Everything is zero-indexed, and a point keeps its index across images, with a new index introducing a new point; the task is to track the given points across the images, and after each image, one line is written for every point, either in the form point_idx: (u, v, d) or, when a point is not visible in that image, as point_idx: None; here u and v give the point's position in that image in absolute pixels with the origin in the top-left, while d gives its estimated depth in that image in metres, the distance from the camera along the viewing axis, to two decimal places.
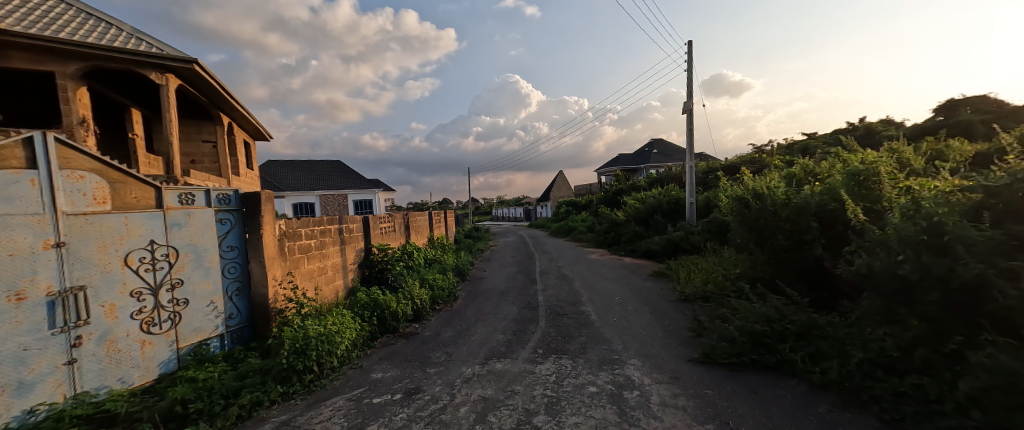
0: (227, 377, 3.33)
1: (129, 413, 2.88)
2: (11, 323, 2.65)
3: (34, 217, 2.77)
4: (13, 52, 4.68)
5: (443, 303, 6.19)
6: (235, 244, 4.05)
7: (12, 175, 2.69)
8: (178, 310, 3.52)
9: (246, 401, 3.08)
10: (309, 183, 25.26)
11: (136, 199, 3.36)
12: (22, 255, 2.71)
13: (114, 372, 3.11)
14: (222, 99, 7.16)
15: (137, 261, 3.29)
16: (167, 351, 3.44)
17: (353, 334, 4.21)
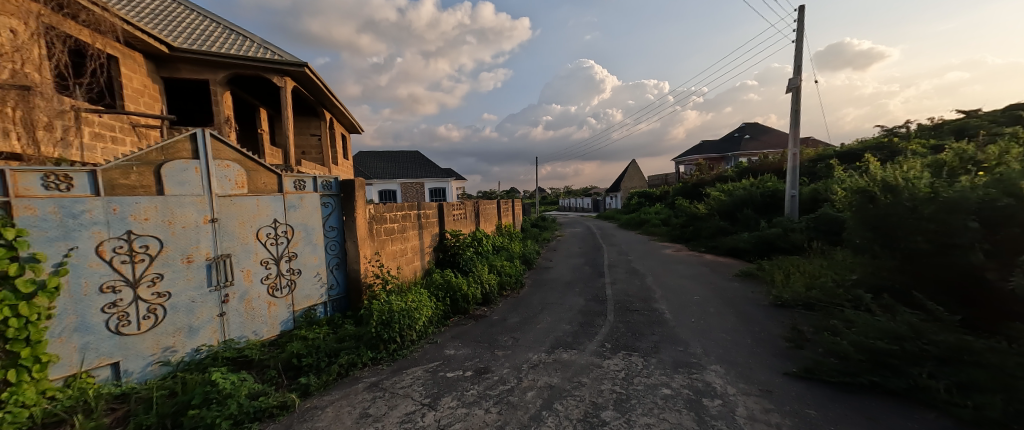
0: (329, 339, 3.90)
1: (259, 360, 3.54)
2: (184, 280, 3.45)
3: (197, 197, 3.54)
4: (183, 65, 6.06)
5: (510, 289, 6.36)
6: (336, 225, 4.66)
7: (183, 164, 3.49)
8: (294, 278, 4.21)
9: (344, 362, 3.59)
10: (392, 172, 27.68)
11: (264, 184, 4.05)
12: (191, 227, 3.49)
13: (250, 326, 3.85)
14: (325, 97, 8.20)
15: (265, 236, 3.99)
16: (286, 312, 4.14)
17: (430, 312, 4.58)
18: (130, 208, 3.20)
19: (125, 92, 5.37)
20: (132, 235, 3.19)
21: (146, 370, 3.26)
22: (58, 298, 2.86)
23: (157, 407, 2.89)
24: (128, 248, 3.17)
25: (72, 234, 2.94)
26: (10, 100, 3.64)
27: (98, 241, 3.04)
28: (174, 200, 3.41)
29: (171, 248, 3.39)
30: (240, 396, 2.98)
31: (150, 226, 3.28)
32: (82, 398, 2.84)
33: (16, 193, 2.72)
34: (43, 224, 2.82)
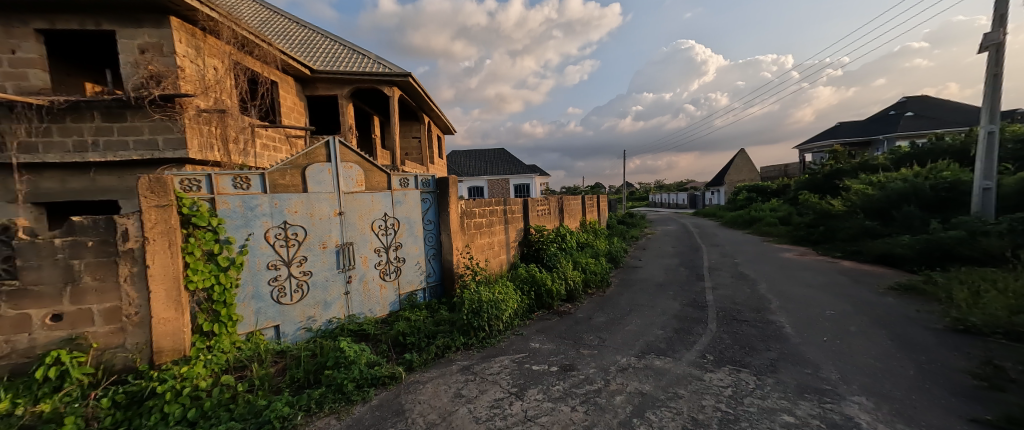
0: (428, 322, 4.29)
1: (373, 334, 4.10)
2: (321, 263, 4.13)
3: (331, 194, 4.18)
4: (319, 84, 7.43)
5: (595, 288, 6.17)
6: (433, 219, 5.09)
7: (321, 166, 4.13)
8: (399, 265, 4.74)
9: (440, 344, 3.92)
10: (480, 168, 29.05)
11: (378, 182, 4.60)
12: (326, 219, 4.15)
13: (367, 304, 4.45)
14: (426, 103, 9.12)
15: (378, 227, 4.56)
16: (393, 295, 4.69)
17: (515, 304, 4.71)
18: (287, 202, 3.90)
19: (283, 109, 6.84)
20: (287, 224, 3.91)
21: (296, 334, 4.00)
22: (242, 272, 3.64)
23: (305, 363, 3.52)
24: (285, 235, 3.89)
25: (251, 222, 3.71)
26: (211, 122, 5.32)
27: (266, 228, 3.79)
28: (315, 196, 4.07)
29: (313, 236, 4.07)
30: (360, 363, 3.49)
31: (299, 218, 3.97)
32: (256, 350, 3.57)
33: (217, 191, 3.52)
34: (233, 214, 3.60)
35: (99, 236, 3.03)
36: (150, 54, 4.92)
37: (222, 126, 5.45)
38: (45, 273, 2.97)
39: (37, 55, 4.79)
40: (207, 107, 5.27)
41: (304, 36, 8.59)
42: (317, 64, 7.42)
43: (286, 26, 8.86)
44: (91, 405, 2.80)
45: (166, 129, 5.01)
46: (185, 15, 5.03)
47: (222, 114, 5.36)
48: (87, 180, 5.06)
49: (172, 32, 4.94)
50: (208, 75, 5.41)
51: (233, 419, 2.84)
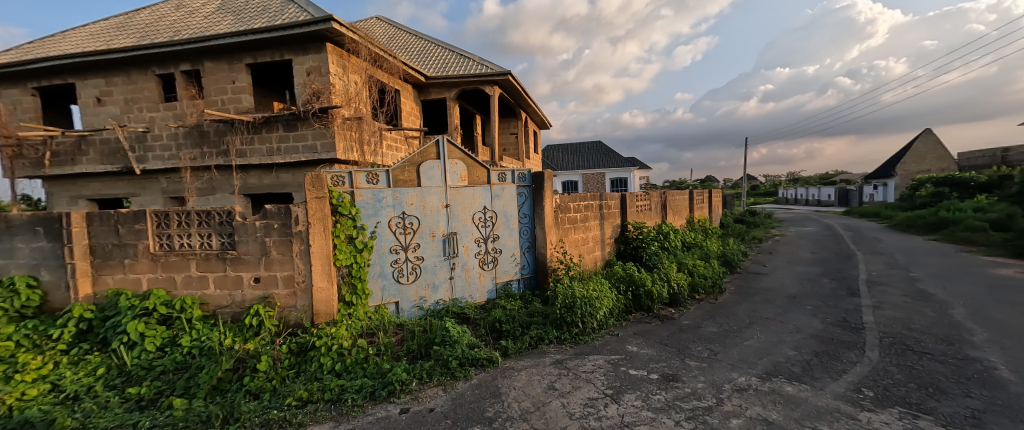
0: (521, 312, 4.46)
1: (474, 318, 4.44)
2: (430, 249, 4.61)
3: (439, 187, 4.61)
4: (432, 89, 8.45)
5: (704, 293, 5.55)
6: (529, 213, 5.19)
7: (432, 163, 4.56)
8: (496, 256, 4.97)
9: (534, 335, 4.06)
10: (574, 162, 28.84)
11: (479, 177, 4.88)
12: (435, 210, 4.61)
13: (467, 290, 4.81)
14: (520, 96, 9.73)
15: (479, 219, 4.86)
16: (490, 283, 4.96)
17: (610, 303, 4.57)
18: (405, 195, 4.44)
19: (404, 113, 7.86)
20: (405, 215, 4.45)
21: (411, 310, 4.55)
22: (372, 254, 4.29)
23: (418, 337, 3.98)
24: (403, 223, 4.44)
25: (379, 212, 4.32)
26: (352, 128, 6.42)
27: (389, 217, 4.37)
28: (426, 190, 4.55)
29: (425, 225, 4.56)
30: (462, 343, 3.80)
31: (414, 209, 4.49)
32: (381, 320, 4.17)
33: (356, 186, 4.19)
34: (366, 205, 4.24)
35: (282, 220, 3.84)
36: (313, 76, 6.15)
37: (360, 131, 6.54)
38: (249, 246, 3.89)
39: (246, 83, 6.43)
40: (350, 115, 6.34)
41: (422, 49, 9.70)
42: (430, 72, 8.47)
43: (410, 43, 10.05)
44: (274, 348, 3.55)
45: (323, 135, 6.23)
46: (336, 40, 6.15)
47: (360, 121, 6.43)
48: (273, 177, 6.60)
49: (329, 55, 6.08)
50: (350, 88, 6.54)
51: (365, 377, 3.38)
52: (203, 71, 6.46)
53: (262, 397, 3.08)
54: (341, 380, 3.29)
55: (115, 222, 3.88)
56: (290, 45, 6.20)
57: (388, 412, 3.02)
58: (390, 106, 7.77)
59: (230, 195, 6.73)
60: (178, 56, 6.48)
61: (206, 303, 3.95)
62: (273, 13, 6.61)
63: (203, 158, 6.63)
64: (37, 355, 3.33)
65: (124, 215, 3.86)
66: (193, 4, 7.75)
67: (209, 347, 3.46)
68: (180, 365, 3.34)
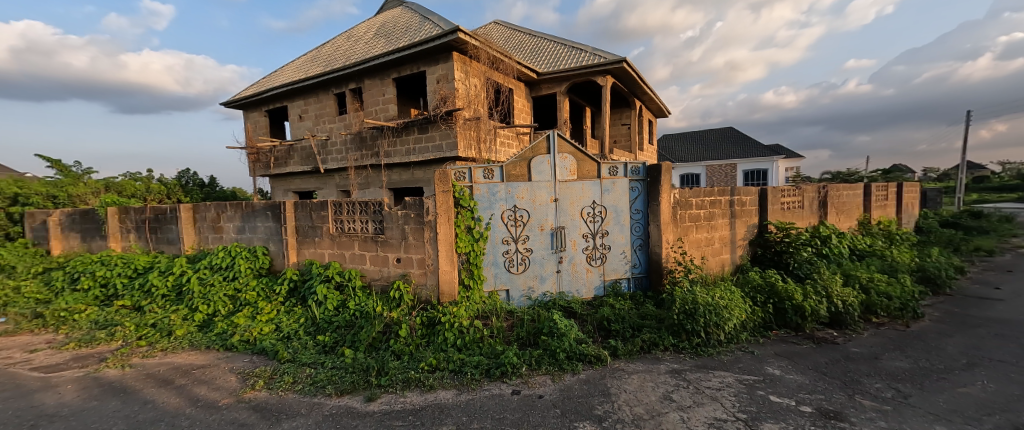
0: (632, 313, 4.30)
1: (581, 313, 4.43)
2: (539, 242, 4.70)
3: (549, 182, 4.66)
4: (544, 85, 8.65)
5: (883, 316, 4.35)
6: (641, 209, 4.89)
7: (542, 158, 4.63)
8: (605, 252, 4.84)
9: (646, 339, 3.86)
10: (698, 154, 25.96)
11: (588, 171, 4.78)
12: (544, 204, 4.68)
13: (574, 285, 4.79)
14: (633, 82, 9.40)
15: (587, 214, 4.77)
16: (598, 280, 4.86)
17: (743, 315, 4.01)
18: (517, 190, 4.61)
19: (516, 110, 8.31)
20: (516, 208, 4.63)
21: (520, 300, 4.72)
22: (486, 244, 4.60)
23: (527, 325, 4.15)
24: (514, 216, 4.62)
25: (493, 205, 4.58)
26: (471, 128, 7.06)
27: (502, 210, 4.60)
28: (536, 184, 4.64)
29: (534, 218, 4.67)
30: (569, 337, 3.81)
31: (524, 202, 4.64)
32: (494, 305, 4.45)
33: (474, 181, 4.53)
34: (482, 198, 4.55)
35: (417, 211, 4.43)
36: (442, 83, 6.99)
37: (477, 130, 7.14)
38: (394, 231, 4.61)
39: (392, 95, 7.65)
40: (470, 116, 6.98)
41: (536, 47, 9.98)
42: (543, 67, 8.71)
43: (532, 42, 10.39)
44: (411, 319, 4.14)
45: (448, 135, 7.01)
46: (461, 48, 6.83)
47: (478, 121, 7.03)
48: (410, 174, 7.73)
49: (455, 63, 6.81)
50: (471, 91, 7.27)
51: (481, 355, 3.70)
52: (364, 87, 7.93)
53: (403, 358, 3.65)
54: (461, 354, 3.67)
55: (309, 209, 5.10)
56: (425, 58, 7.17)
57: (501, 391, 3.26)
58: (503, 105, 8.30)
59: (379, 190, 8.12)
60: (350, 77, 8.09)
61: (364, 275, 4.85)
62: (413, 33, 7.77)
63: (362, 159, 8.16)
64: (268, 303, 4.64)
65: (315, 204, 5.05)
66: (361, 35, 9.56)
67: (367, 311, 4.25)
68: (349, 323, 4.21)
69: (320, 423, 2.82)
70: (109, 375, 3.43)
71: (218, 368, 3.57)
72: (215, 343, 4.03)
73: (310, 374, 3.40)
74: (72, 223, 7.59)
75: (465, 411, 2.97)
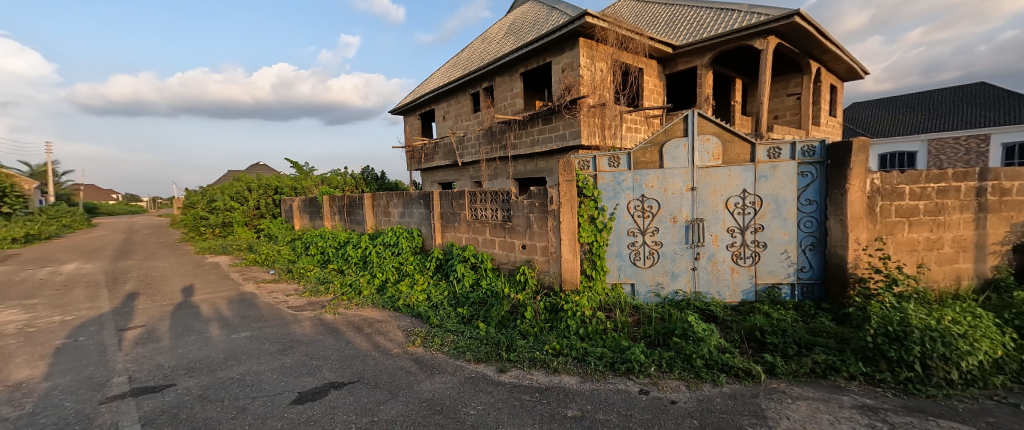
0: (799, 327, 3.59)
1: (725, 318, 3.95)
2: (671, 235, 4.44)
3: (685, 169, 4.33)
4: (681, 58, 8.23)
5: None
6: (814, 199, 4.11)
7: (677, 142, 4.34)
8: (758, 251, 4.27)
9: (820, 360, 3.13)
10: (912, 125, 19.44)
11: (738, 155, 4.25)
12: (678, 193, 4.37)
13: (715, 285, 4.40)
14: (806, 37, 7.93)
15: (733, 205, 4.29)
16: (749, 282, 4.33)
17: (995, 350, 2.88)
18: (646, 178, 4.40)
19: (645, 92, 8.21)
20: (644, 198, 4.42)
21: (647, 295, 4.53)
22: (611, 234, 4.52)
23: (656, 324, 3.89)
24: (642, 206, 4.43)
25: (618, 194, 4.46)
26: (595, 115, 7.28)
27: (628, 200, 4.45)
28: (670, 171, 4.36)
29: (665, 209, 4.41)
30: (710, 344, 3.39)
31: (654, 191, 4.40)
32: (618, 298, 4.34)
33: (598, 169, 4.47)
34: (607, 187, 4.47)
35: (541, 200, 4.57)
36: (567, 71, 7.54)
37: (602, 117, 7.25)
38: (520, 219, 4.88)
39: (518, 89, 8.68)
40: (595, 103, 7.24)
41: (673, 14, 9.23)
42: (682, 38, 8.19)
43: (670, 11, 9.55)
44: (535, 303, 4.36)
45: (572, 124, 7.47)
46: (586, 33, 7.17)
47: (602, 107, 7.17)
48: (534, 164, 8.55)
49: (580, 49, 7.26)
50: (597, 76, 7.52)
51: (604, 347, 3.64)
52: (495, 84, 9.23)
53: (528, 338, 3.88)
54: (584, 344, 3.68)
55: (451, 198, 5.88)
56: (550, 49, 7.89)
57: (627, 387, 3.12)
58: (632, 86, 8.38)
59: (506, 180, 9.23)
60: (484, 76, 9.52)
61: (494, 258, 5.30)
62: (539, 25, 8.45)
63: (493, 152, 9.42)
64: (422, 276, 5.60)
65: (454, 193, 5.80)
66: (496, 37, 10.53)
67: (497, 291, 4.65)
68: (482, 300, 4.69)
69: (462, 383, 3.27)
70: (327, 317, 4.72)
71: (390, 324, 4.49)
72: (388, 304, 5.05)
73: (454, 340, 3.96)
74: (305, 207, 10.65)
75: (590, 399, 2.98)
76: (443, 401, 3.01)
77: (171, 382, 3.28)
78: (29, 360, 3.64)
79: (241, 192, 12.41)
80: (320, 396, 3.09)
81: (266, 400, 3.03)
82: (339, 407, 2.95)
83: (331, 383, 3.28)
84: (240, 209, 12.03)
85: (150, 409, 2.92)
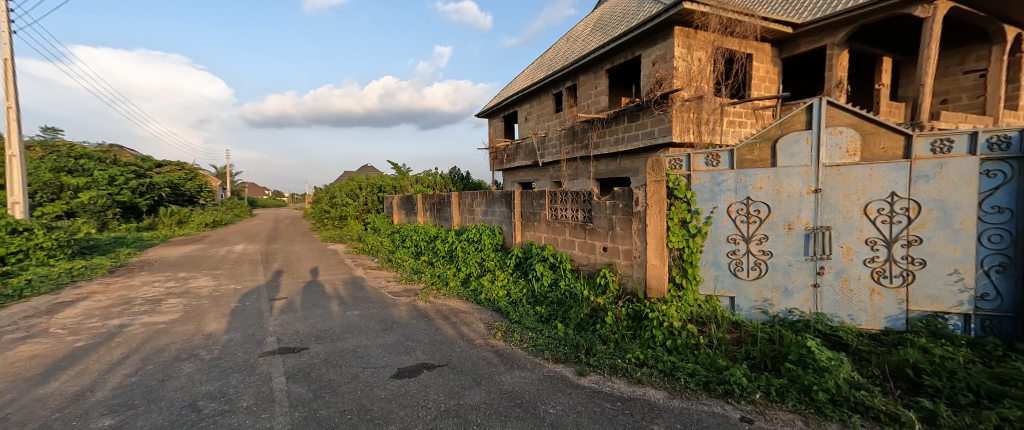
0: (977, 370, 2.79)
1: (861, 349, 3.27)
2: (785, 244, 3.91)
3: (805, 168, 3.80)
4: (804, 38, 7.25)
5: None
6: (1006, 206, 3.16)
7: (796, 136, 3.82)
8: (912, 269, 3.46)
9: (1014, 417, 2.34)
10: None
11: (883, 150, 3.52)
12: (795, 196, 3.84)
13: (846, 308, 3.72)
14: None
15: (876, 211, 3.54)
16: (897, 308, 3.54)
17: None
18: (752, 178, 3.99)
19: (753, 81, 7.40)
20: (749, 201, 4.01)
21: (751, 311, 4.07)
22: (706, 240, 4.19)
23: (762, 345, 3.42)
24: (746, 211, 4.02)
25: (716, 197, 4.14)
26: (691, 109, 6.85)
27: (729, 203, 4.09)
28: (784, 171, 3.87)
29: (777, 214, 3.92)
30: (839, 377, 2.82)
31: (763, 194, 3.95)
32: (714, 312, 3.96)
33: (693, 168, 4.23)
34: (702, 189, 4.19)
35: (625, 201, 4.49)
36: (658, 64, 7.11)
37: (698, 112, 6.84)
38: (602, 220, 4.84)
39: (603, 86, 8.48)
40: (690, 97, 6.79)
41: None
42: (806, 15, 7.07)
43: None
44: (617, 308, 4.19)
45: (660, 121, 7.06)
46: (684, 21, 6.68)
47: (699, 100, 6.72)
48: (617, 163, 8.30)
49: (675, 39, 6.76)
50: (694, 67, 6.95)
51: (696, 364, 3.31)
52: (580, 83, 9.16)
53: (609, 344, 3.74)
54: (672, 357, 3.40)
55: (532, 197, 6.11)
56: (640, 42, 7.51)
57: (725, 412, 2.77)
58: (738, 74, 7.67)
59: (586, 180, 9.20)
60: (568, 76, 9.54)
61: (574, 259, 5.31)
62: (630, 16, 8.03)
63: (575, 152, 9.45)
64: (502, 273, 5.84)
65: (536, 193, 6.02)
66: (581, 35, 10.44)
67: (576, 293, 4.61)
68: (561, 300, 4.68)
69: (541, 381, 3.30)
70: (419, 304, 5.20)
71: (473, 316, 4.74)
72: (471, 297, 5.36)
73: (532, 337, 4.02)
74: (403, 204, 11.91)
75: (679, 418, 2.72)
76: (523, 395, 3.09)
77: (305, 346, 3.99)
78: (214, 317, 4.76)
79: (354, 190, 14.38)
80: (415, 374, 3.44)
81: (373, 371, 3.49)
82: (431, 386, 3.25)
83: (424, 364, 3.62)
84: (353, 205, 14.12)
85: (292, 365, 3.60)
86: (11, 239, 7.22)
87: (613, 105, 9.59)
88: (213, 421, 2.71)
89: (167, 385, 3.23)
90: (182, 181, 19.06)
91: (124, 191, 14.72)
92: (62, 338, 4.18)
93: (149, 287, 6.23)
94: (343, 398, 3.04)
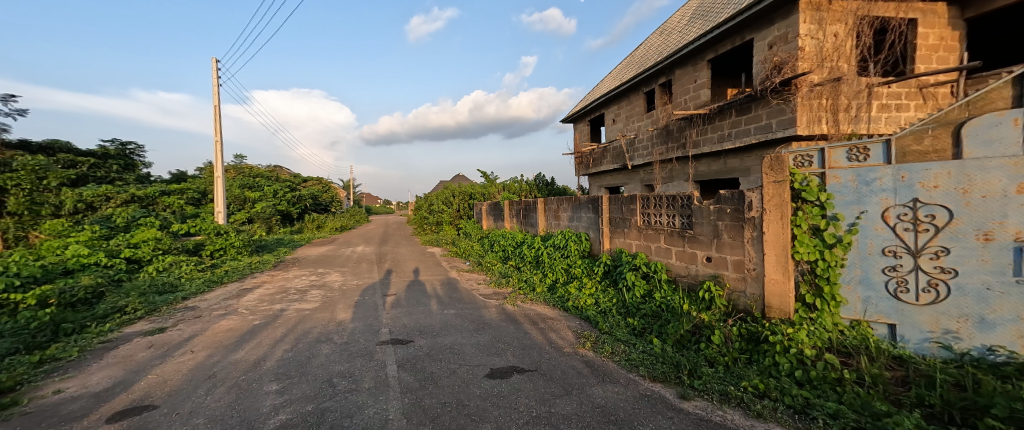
0: None
1: None
2: (979, 261, 2.96)
3: (1010, 159, 2.85)
4: None
5: None
6: None
7: (995, 117, 2.94)
8: None
9: None
10: None
11: None
12: (995, 197, 2.89)
13: None
14: None
15: None
16: None
17: None
18: (920, 175, 3.14)
19: (920, 52, 5.97)
20: (917, 203, 3.15)
21: (923, 345, 3.17)
22: (849, 251, 3.41)
23: (942, 391, 2.60)
24: (912, 216, 3.17)
25: (865, 199, 3.36)
26: (824, 95, 5.75)
27: (884, 206, 3.29)
28: (974, 164, 2.96)
29: (964, 221, 3.00)
30: None
31: (939, 194, 3.06)
32: (864, 341, 3.20)
33: (829, 165, 3.53)
34: (843, 189, 3.45)
35: (734, 205, 4.02)
36: (777, 47, 6.16)
37: (835, 97, 5.72)
38: (704, 227, 4.41)
39: (705, 79, 7.67)
40: (821, 80, 5.71)
41: None
42: None
43: None
44: (727, 327, 3.71)
45: (778, 112, 6.05)
46: None
47: (835, 83, 5.61)
48: (722, 163, 7.40)
49: (800, 15, 5.76)
50: (828, 44, 5.90)
51: (839, 404, 2.67)
52: (676, 78, 8.47)
53: (718, 368, 3.30)
54: (803, 391, 2.83)
55: (621, 203, 5.88)
56: (751, 24, 6.63)
57: None
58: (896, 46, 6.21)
59: (683, 183, 8.41)
60: (662, 72, 8.90)
61: (670, 269, 4.93)
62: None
63: (669, 152, 8.74)
64: (590, 280, 5.67)
65: (626, 198, 5.77)
66: (676, 26, 9.69)
67: (674, 306, 4.23)
68: (656, 313, 4.34)
69: (638, 399, 3.06)
70: (508, 307, 5.36)
71: (561, 323, 4.68)
72: (558, 304, 5.32)
73: (625, 351, 3.79)
74: (492, 210, 12.47)
75: None
76: (617, 412, 2.90)
77: (411, 338, 4.44)
78: (343, 308, 5.61)
79: (449, 197, 15.61)
80: (507, 376, 3.53)
81: (469, 369, 3.69)
82: (522, 390, 3.29)
83: (515, 367, 3.69)
84: (447, 212, 15.34)
85: (402, 355, 4.03)
86: (215, 239, 9.60)
87: (715, 97, 8.63)
88: (344, 397, 3.17)
89: (313, 361, 3.91)
90: (321, 193, 23.04)
91: (284, 202, 18.40)
92: (247, 317, 5.37)
93: (298, 280, 7.64)
94: (444, 391, 3.28)
